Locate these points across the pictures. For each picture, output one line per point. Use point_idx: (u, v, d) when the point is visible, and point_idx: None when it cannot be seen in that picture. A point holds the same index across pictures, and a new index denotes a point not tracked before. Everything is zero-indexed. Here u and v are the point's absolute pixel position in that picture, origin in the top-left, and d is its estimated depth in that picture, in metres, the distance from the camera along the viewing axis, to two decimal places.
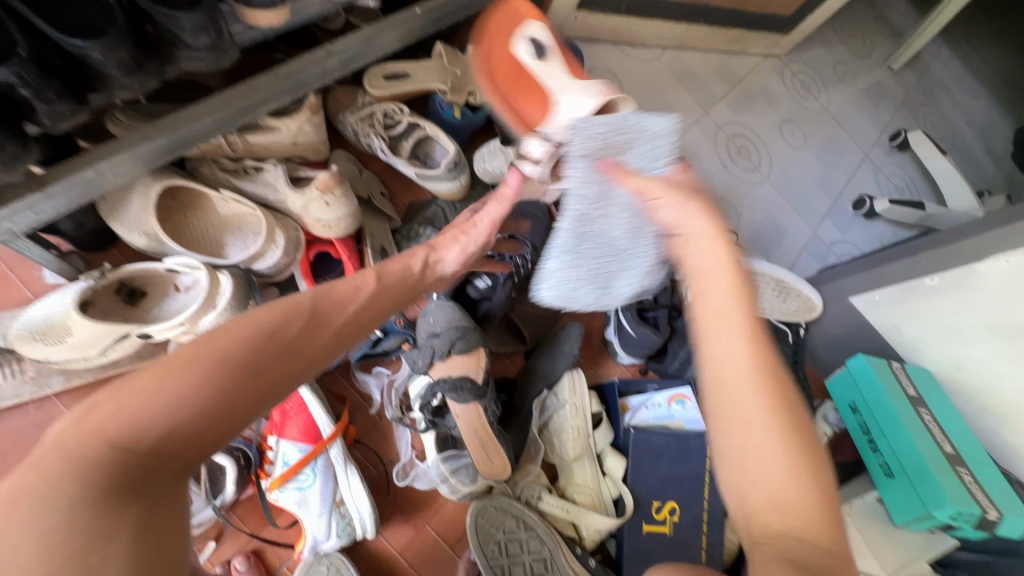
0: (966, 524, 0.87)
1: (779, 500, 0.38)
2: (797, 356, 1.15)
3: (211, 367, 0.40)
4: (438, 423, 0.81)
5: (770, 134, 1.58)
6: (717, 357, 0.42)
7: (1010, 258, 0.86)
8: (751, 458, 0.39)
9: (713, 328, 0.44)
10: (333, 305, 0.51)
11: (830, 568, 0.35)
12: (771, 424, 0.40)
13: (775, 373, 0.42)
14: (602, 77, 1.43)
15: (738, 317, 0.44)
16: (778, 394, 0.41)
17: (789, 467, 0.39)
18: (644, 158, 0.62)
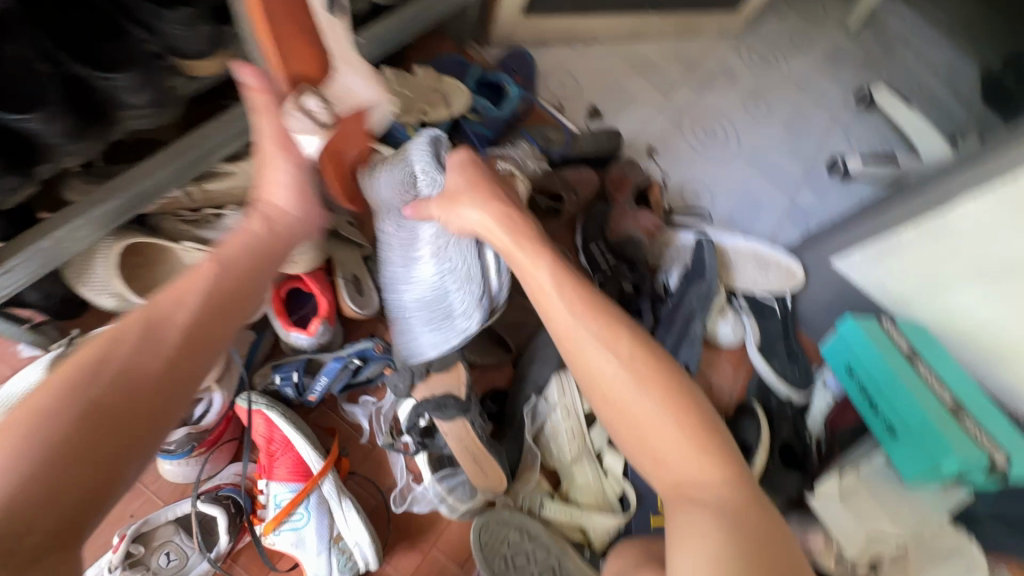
0: (974, 472, 0.87)
1: (678, 458, 0.50)
2: (787, 325, 1.16)
3: (34, 436, 0.41)
4: (428, 445, 0.81)
5: (735, 110, 1.59)
6: (587, 352, 0.55)
7: (978, 200, 0.87)
8: (639, 424, 0.52)
9: (570, 344, 0.56)
10: (170, 312, 0.50)
11: (730, 503, 0.47)
12: (643, 395, 0.52)
13: (625, 352, 0.54)
14: (560, 78, 1.44)
15: (596, 310, 0.57)
16: (642, 366, 0.53)
17: (683, 437, 0.50)
18: (425, 186, 0.77)
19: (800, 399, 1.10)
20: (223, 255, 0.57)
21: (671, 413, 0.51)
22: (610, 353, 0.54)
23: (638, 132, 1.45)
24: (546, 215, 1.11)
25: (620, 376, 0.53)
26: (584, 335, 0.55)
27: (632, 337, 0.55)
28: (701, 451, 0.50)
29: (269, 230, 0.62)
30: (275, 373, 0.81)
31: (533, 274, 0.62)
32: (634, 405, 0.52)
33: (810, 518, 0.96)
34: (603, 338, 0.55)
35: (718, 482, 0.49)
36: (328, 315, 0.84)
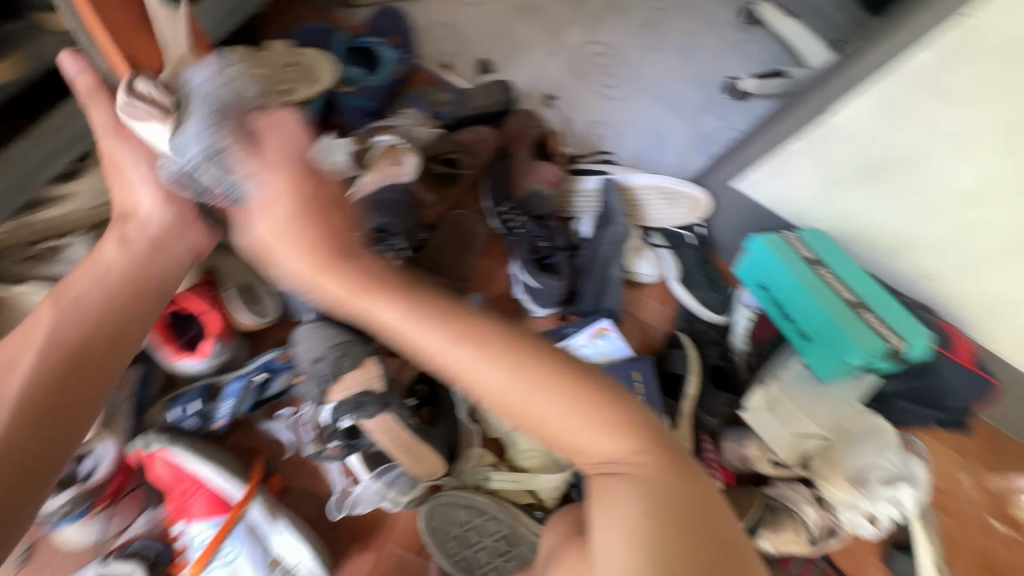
0: (879, 360, 0.96)
1: (602, 450, 0.48)
2: (703, 252, 1.19)
3: None
4: (357, 445, 0.76)
5: (628, 43, 1.56)
6: (477, 374, 0.48)
7: (854, 104, 0.89)
8: (547, 428, 0.48)
9: (466, 375, 0.49)
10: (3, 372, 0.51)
11: (659, 478, 0.47)
12: (543, 401, 0.47)
13: (524, 366, 0.48)
14: (442, 34, 1.35)
15: (467, 323, 0.49)
16: (536, 370, 0.48)
17: (603, 431, 0.48)
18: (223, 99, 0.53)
19: (722, 319, 1.13)
20: (62, 298, 0.56)
21: (576, 405, 0.48)
22: (497, 369, 0.48)
23: (534, 80, 1.40)
24: (444, 181, 1.05)
25: (514, 389, 0.48)
26: (469, 360, 0.48)
27: (515, 341, 0.49)
28: (612, 430, 0.48)
29: (121, 250, 0.60)
30: (171, 408, 0.73)
31: (381, 311, 0.49)
32: (540, 411, 0.48)
33: (744, 430, 1.02)
34: (485, 357, 0.48)
35: (631, 452, 0.48)
36: (222, 332, 0.77)
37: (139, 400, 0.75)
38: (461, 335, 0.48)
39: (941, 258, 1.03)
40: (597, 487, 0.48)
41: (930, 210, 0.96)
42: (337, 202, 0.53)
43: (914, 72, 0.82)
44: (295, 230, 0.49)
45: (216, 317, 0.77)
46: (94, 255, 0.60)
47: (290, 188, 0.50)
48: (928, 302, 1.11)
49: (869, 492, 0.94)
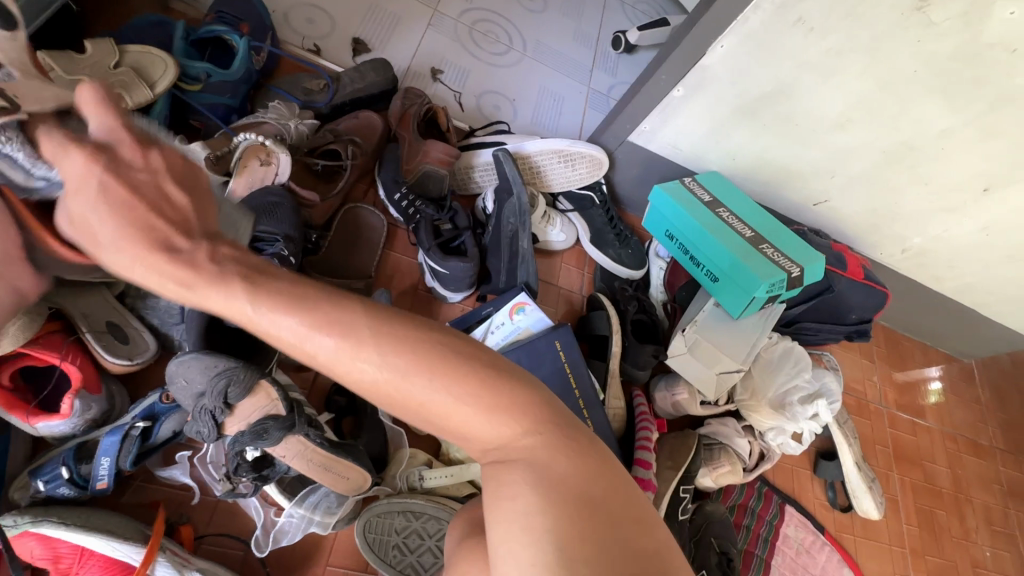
0: (781, 289, 0.98)
1: (495, 438, 0.44)
2: (609, 211, 1.17)
3: None
4: (269, 475, 0.70)
5: (510, 7, 1.51)
6: (345, 365, 0.40)
7: (723, 43, 0.89)
8: (435, 417, 0.43)
9: (332, 367, 0.40)
10: None
11: (558, 465, 0.44)
12: (424, 386, 0.41)
13: (404, 350, 0.41)
14: (305, 15, 1.24)
15: (324, 305, 0.40)
16: (410, 353, 0.41)
17: (496, 419, 0.43)
18: None
19: (639, 273, 1.17)
20: None
21: (464, 390, 0.42)
22: (365, 357, 0.40)
23: (416, 55, 1.32)
24: (329, 178, 0.98)
25: (389, 378, 0.40)
26: (331, 350, 0.39)
27: (387, 321, 0.41)
28: (504, 416, 0.43)
29: None
30: (36, 480, 0.63)
31: (232, 309, 0.38)
32: (424, 398, 0.41)
33: (674, 377, 1.05)
34: (351, 343, 0.39)
35: (527, 436, 0.44)
36: (85, 384, 0.67)
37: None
38: (319, 323, 0.39)
39: (824, 183, 1.08)
40: (494, 472, 0.45)
41: (808, 138, 1.01)
42: (157, 178, 0.39)
43: (772, 5, 0.83)
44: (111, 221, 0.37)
45: (72, 366, 0.66)
46: None
47: (85, 174, 0.37)
48: (820, 225, 1.18)
49: (791, 414, 1.00)
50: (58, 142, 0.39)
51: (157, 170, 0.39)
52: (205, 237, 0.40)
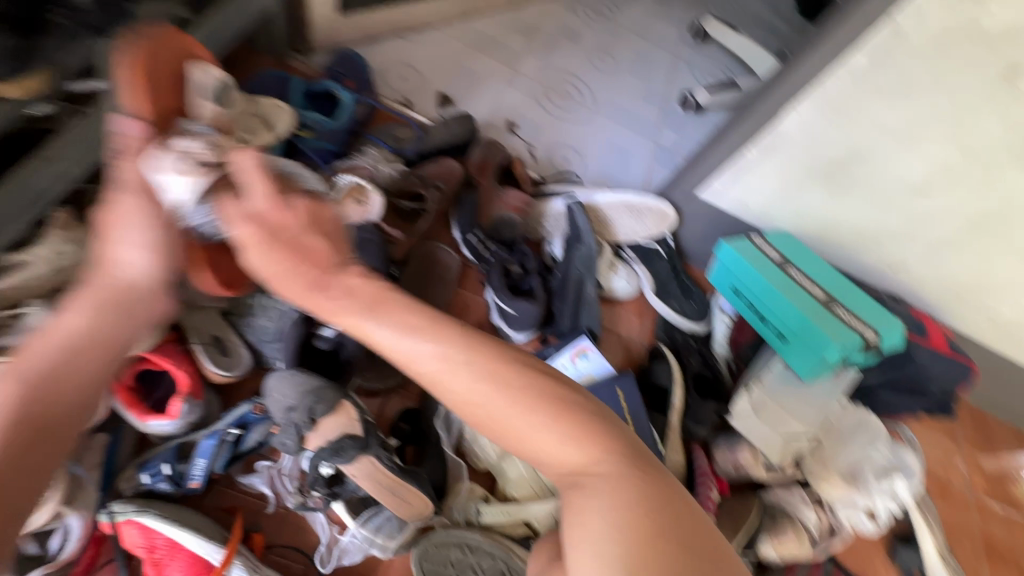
0: (856, 354, 0.95)
1: (572, 464, 0.47)
2: (673, 263, 1.20)
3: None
4: (340, 492, 0.75)
5: (584, 68, 1.60)
6: (441, 381, 0.47)
7: (799, 109, 0.92)
8: (513, 435, 0.47)
9: (433, 385, 0.48)
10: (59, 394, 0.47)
11: (629, 488, 0.45)
12: (506, 408, 0.46)
13: (490, 367, 0.47)
14: (400, 71, 1.37)
15: (430, 331, 0.48)
16: (498, 378, 0.47)
17: (571, 443, 0.46)
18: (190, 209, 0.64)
19: (701, 329, 1.15)
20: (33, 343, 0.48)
21: (542, 413, 0.46)
22: (459, 378, 0.47)
23: (494, 110, 1.42)
24: (412, 218, 1.06)
25: (479, 395, 0.47)
26: (430, 366, 0.47)
27: (480, 346, 0.48)
28: (578, 441, 0.47)
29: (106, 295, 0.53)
30: (141, 473, 0.70)
31: (356, 327, 0.50)
32: (506, 418, 0.47)
33: (735, 435, 1.01)
34: (447, 364, 0.47)
35: (602, 465, 0.46)
36: (190, 389, 0.74)
37: (108, 468, 0.71)
38: (422, 340, 0.48)
39: (903, 248, 1.06)
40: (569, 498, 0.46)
41: (885, 202, 1.00)
42: (302, 232, 0.55)
43: (850, 75, 0.86)
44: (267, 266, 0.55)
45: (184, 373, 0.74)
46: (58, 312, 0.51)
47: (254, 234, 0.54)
48: (896, 291, 1.14)
49: (863, 487, 0.95)
50: (240, 203, 0.58)
51: (305, 221, 0.55)
52: (332, 265, 0.53)
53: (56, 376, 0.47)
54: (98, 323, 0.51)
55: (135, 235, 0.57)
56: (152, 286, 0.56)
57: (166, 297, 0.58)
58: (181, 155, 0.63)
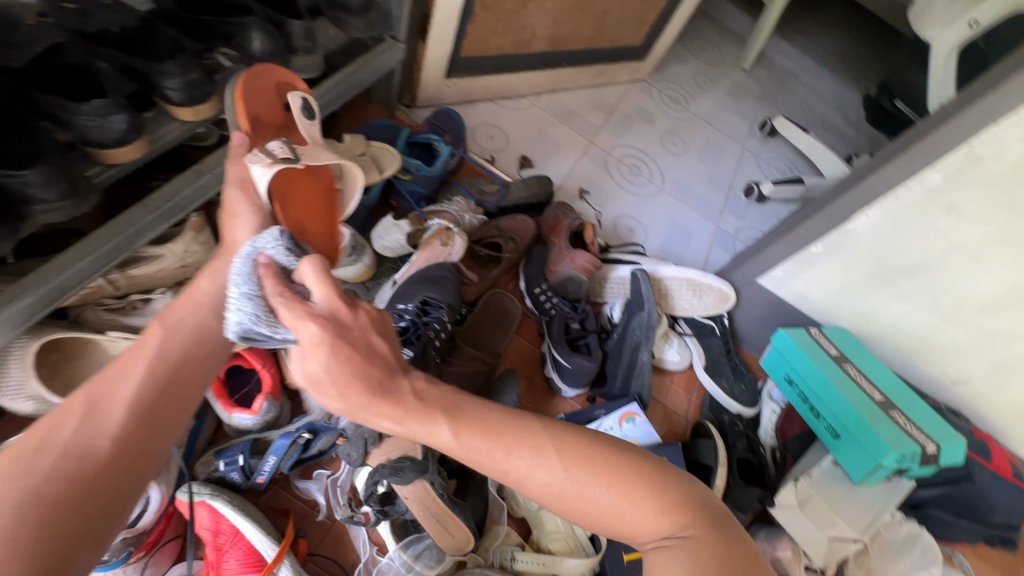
0: (913, 464, 0.93)
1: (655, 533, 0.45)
2: (727, 343, 1.23)
3: (90, 443, 0.48)
4: (389, 512, 0.77)
5: (655, 148, 1.70)
6: (520, 471, 0.47)
7: (869, 215, 0.96)
8: (593, 512, 0.47)
9: (515, 474, 0.47)
10: (188, 368, 0.58)
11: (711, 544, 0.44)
12: (592, 487, 0.46)
13: (566, 445, 0.48)
14: (487, 131, 1.50)
15: (510, 419, 0.49)
16: (577, 458, 0.47)
17: (650, 508, 0.46)
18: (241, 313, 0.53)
19: (751, 411, 1.16)
20: (169, 317, 0.59)
21: (621, 485, 0.46)
22: (540, 461, 0.47)
23: (568, 175, 1.52)
24: (486, 263, 1.14)
25: (561, 475, 0.46)
26: (510, 456, 0.47)
27: (559, 431, 0.48)
28: (651, 505, 0.46)
29: (217, 286, 0.63)
30: (218, 460, 0.76)
31: (429, 429, 0.48)
32: (589, 496, 0.46)
33: (777, 529, 0.97)
34: (533, 454, 0.47)
35: (681, 526, 0.45)
36: (272, 390, 0.81)
37: (189, 448, 0.78)
38: (508, 439, 0.47)
39: (967, 363, 1.05)
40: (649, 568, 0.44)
41: (952, 315, 1.00)
42: (366, 334, 0.50)
43: (924, 189, 0.89)
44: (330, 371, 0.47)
45: (271, 374, 0.81)
46: (191, 285, 0.63)
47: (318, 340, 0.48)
48: (957, 407, 1.11)
49: None
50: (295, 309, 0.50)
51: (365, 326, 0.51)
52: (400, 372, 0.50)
53: (203, 323, 0.61)
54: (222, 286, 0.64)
55: (240, 225, 0.69)
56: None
57: None
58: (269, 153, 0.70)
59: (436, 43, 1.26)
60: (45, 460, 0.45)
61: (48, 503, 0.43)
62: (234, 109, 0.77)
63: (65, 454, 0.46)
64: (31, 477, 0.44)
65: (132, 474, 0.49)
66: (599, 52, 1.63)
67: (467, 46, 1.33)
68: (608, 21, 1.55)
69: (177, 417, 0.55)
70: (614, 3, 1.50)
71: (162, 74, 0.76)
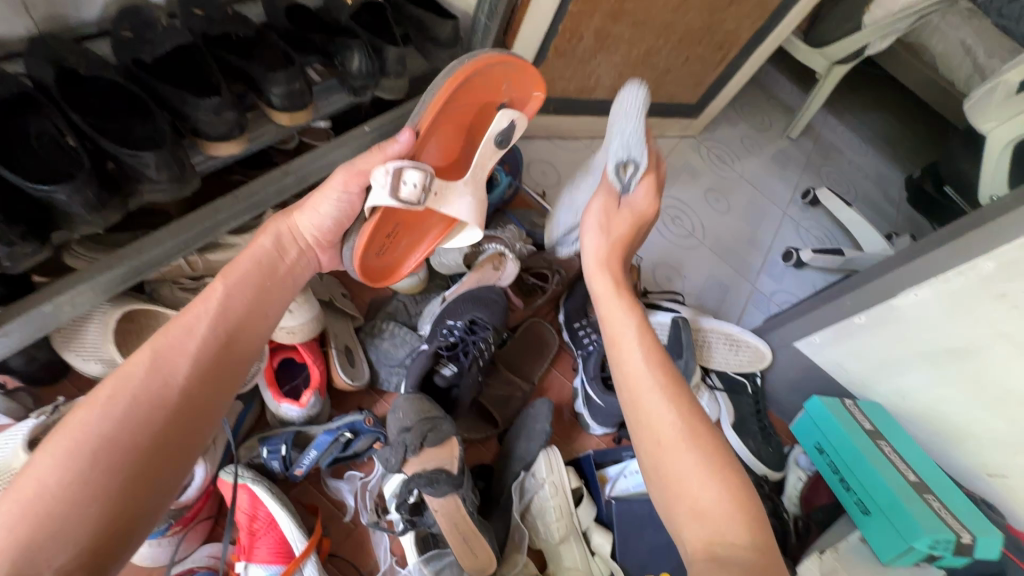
0: (947, 552, 0.90)
1: (713, 531, 0.50)
2: (758, 404, 1.22)
3: (150, 394, 0.50)
4: (416, 522, 0.79)
5: (698, 202, 1.74)
6: (646, 401, 0.59)
7: (918, 292, 0.97)
8: (670, 469, 0.54)
9: (638, 397, 0.59)
10: (245, 324, 0.60)
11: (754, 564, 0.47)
12: (691, 449, 0.55)
13: (691, 411, 0.57)
14: (540, 167, 1.56)
15: (665, 371, 0.61)
16: (695, 424, 0.56)
17: (723, 506, 0.51)
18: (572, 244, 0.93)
19: (776, 475, 1.16)
20: (231, 273, 0.63)
21: (712, 470, 0.53)
22: (665, 407, 0.58)
23: None
24: (531, 292, 1.17)
25: (672, 426, 0.56)
26: (648, 385, 0.60)
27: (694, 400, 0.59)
28: (729, 504, 0.51)
29: (275, 246, 0.68)
30: (262, 447, 0.79)
31: (621, 325, 0.66)
32: (682, 458, 0.54)
33: None
34: (669, 396, 0.58)
35: (747, 542, 0.49)
36: (319, 386, 0.84)
37: (235, 432, 0.81)
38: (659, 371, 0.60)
39: (1005, 457, 1.02)
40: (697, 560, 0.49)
41: (993, 404, 0.99)
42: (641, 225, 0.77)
43: (976, 275, 0.90)
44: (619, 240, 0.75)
45: (322, 371, 0.84)
46: (250, 246, 0.67)
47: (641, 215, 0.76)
48: (992, 502, 1.08)
49: None
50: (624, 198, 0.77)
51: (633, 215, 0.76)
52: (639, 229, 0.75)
53: (256, 287, 0.63)
54: (278, 256, 0.68)
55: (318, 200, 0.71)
56: (310, 244, 0.72)
57: (330, 249, 0.75)
58: (401, 178, 0.69)
59: None
60: (115, 413, 0.48)
61: (113, 453, 0.46)
62: (439, 87, 0.73)
63: (134, 402, 0.49)
64: (99, 428, 0.47)
65: (189, 426, 0.52)
66: (655, 106, 1.70)
67: None
68: (668, 79, 1.62)
69: (233, 367, 0.58)
70: (676, 62, 1.57)
71: (270, 81, 0.83)
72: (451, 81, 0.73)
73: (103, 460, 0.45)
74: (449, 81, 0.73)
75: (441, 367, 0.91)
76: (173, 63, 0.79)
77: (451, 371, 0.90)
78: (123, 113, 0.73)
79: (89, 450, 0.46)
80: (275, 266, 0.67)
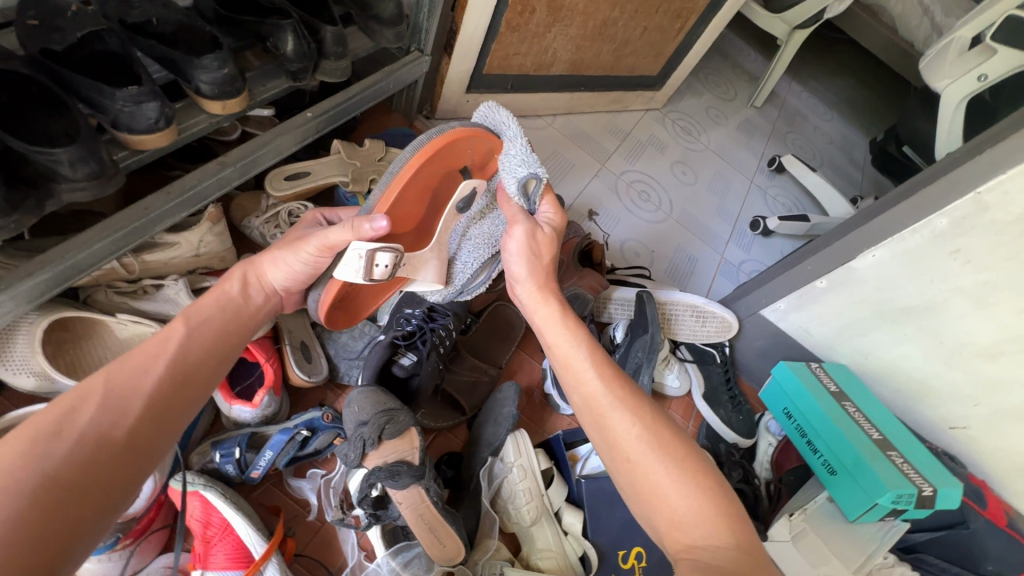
0: (909, 506, 0.92)
1: (693, 538, 0.52)
2: (728, 372, 1.23)
3: (94, 432, 0.46)
4: (381, 516, 0.77)
5: (664, 175, 1.72)
6: (609, 418, 0.58)
7: (876, 253, 0.98)
8: (646, 482, 0.55)
9: (603, 416, 0.59)
10: (197, 362, 0.56)
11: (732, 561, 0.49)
12: (658, 459, 0.55)
13: (651, 415, 0.58)
14: None
15: (622, 380, 0.61)
16: (658, 430, 0.57)
17: (698, 510, 0.53)
18: (516, 162, 0.71)
19: (748, 442, 1.16)
20: (194, 315, 0.58)
21: (679, 474, 0.54)
22: (629, 422, 0.57)
23: (579, 196, 1.54)
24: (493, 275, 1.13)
25: (642, 439, 0.56)
26: (607, 402, 0.59)
27: (645, 404, 0.59)
28: (703, 504, 0.53)
29: (243, 291, 0.64)
30: (215, 451, 0.76)
31: (563, 347, 0.64)
32: (651, 473, 0.55)
33: None
34: (623, 409, 0.58)
35: (723, 540, 0.51)
36: (273, 385, 0.81)
37: (185, 439, 0.78)
38: (611, 380, 0.61)
39: (965, 409, 1.04)
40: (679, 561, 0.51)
41: (953, 358, 1.00)
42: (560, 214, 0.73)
43: (930, 232, 0.91)
44: (547, 271, 0.69)
45: (275, 369, 0.80)
46: (215, 289, 0.62)
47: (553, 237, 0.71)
48: (954, 454, 1.10)
49: None
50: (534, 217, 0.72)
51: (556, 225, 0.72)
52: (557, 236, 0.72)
53: (218, 327, 0.60)
54: (250, 299, 0.64)
55: (281, 258, 0.65)
56: (277, 291, 0.67)
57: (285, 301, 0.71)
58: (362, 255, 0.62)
59: (459, 58, 1.29)
60: (58, 448, 0.44)
61: (50, 490, 0.42)
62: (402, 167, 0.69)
63: (81, 442, 0.45)
64: (44, 464, 0.42)
65: (138, 473, 0.48)
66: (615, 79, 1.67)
67: (489, 63, 1.36)
68: (626, 51, 1.60)
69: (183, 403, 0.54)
70: (634, 33, 1.54)
71: (197, 68, 0.78)
72: (417, 160, 0.69)
73: (43, 499, 0.41)
74: (415, 162, 0.69)
75: (400, 358, 0.90)
76: (91, 56, 0.75)
77: (409, 362, 0.88)
78: (33, 110, 0.68)
79: (26, 487, 0.41)
80: (235, 311, 0.62)
